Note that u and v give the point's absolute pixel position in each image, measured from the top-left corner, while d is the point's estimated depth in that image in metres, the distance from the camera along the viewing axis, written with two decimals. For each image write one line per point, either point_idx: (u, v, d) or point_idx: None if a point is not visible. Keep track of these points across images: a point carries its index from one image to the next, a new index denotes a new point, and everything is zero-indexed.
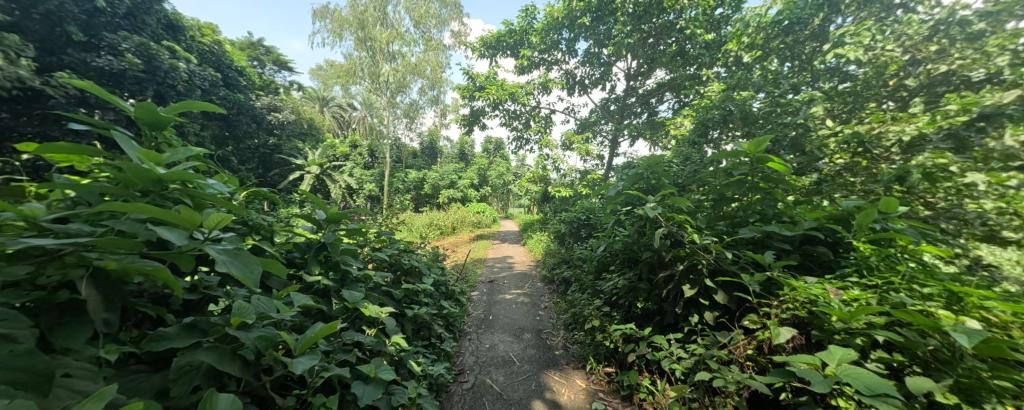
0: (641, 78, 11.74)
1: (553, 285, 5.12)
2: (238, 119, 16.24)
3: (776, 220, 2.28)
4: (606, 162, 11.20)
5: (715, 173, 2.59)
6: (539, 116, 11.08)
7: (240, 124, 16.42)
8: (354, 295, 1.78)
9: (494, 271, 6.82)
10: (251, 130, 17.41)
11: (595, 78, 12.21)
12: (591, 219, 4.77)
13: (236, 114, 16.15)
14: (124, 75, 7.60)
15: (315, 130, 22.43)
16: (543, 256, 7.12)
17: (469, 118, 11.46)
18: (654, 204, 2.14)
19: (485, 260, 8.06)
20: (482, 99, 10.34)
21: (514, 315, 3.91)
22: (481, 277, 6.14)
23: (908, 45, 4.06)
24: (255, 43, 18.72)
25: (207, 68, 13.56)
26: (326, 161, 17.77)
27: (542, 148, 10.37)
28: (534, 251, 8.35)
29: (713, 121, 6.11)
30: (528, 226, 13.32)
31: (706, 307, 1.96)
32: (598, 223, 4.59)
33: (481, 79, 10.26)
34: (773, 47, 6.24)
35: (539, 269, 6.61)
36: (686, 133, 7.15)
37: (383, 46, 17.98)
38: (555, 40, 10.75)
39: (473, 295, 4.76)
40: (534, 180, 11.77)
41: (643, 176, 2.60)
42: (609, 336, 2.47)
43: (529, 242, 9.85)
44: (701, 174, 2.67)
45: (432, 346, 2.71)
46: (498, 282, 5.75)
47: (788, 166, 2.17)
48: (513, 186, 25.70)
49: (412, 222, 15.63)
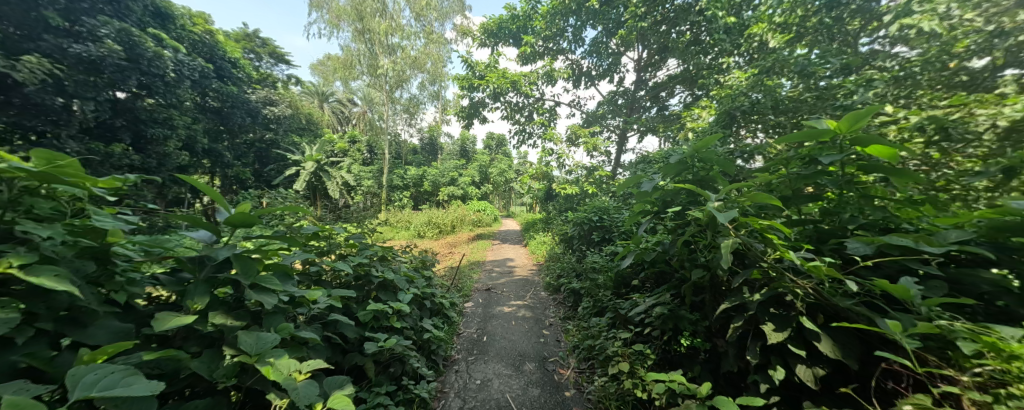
0: (652, 70, 11.11)
1: (559, 295, 4.46)
2: (233, 113, 15.68)
3: (883, 227, 1.61)
4: (613, 159, 10.55)
5: (787, 160, 1.90)
6: (543, 108, 10.41)
7: (235, 118, 15.84)
8: (259, 344, 1.16)
9: (492, 276, 6.15)
10: (246, 123, 16.86)
11: (603, 69, 11.52)
12: (603, 220, 4.11)
13: (230, 107, 15.60)
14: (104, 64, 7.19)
15: (314, 125, 21.91)
16: (545, 260, 6.50)
17: (469, 110, 10.79)
18: (717, 203, 1.47)
19: (484, 262, 7.47)
20: (483, 89, 9.68)
21: (512, 336, 3.25)
22: (478, 283, 5.52)
23: (991, 13, 3.36)
24: (250, 35, 18.08)
25: (198, 59, 12.95)
26: (324, 157, 17.23)
27: (545, 142, 9.73)
28: (536, 254, 7.68)
29: (739, 111, 5.44)
30: (530, 226, 12.69)
31: (802, 361, 1.31)
32: (614, 225, 3.91)
33: (483, 69, 9.58)
34: (810, 27, 5.54)
35: (542, 274, 5.94)
36: (705, 125, 6.51)
37: (382, 38, 17.34)
38: (561, 27, 10.11)
39: (466, 308, 4.10)
40: (537, 177, 11.12)
41: (686, 166, 1.93)
42: (640, 383, 1.84)
43: (531, 243, 9.25)
44: (766, 164, 1.98)
45: (404, 389, 2.09)
46: (495, 290, 5.09)
47: (900, 152, 1.54)
48: (515, 183, 25.08)
49: (410, 220, 15.06)
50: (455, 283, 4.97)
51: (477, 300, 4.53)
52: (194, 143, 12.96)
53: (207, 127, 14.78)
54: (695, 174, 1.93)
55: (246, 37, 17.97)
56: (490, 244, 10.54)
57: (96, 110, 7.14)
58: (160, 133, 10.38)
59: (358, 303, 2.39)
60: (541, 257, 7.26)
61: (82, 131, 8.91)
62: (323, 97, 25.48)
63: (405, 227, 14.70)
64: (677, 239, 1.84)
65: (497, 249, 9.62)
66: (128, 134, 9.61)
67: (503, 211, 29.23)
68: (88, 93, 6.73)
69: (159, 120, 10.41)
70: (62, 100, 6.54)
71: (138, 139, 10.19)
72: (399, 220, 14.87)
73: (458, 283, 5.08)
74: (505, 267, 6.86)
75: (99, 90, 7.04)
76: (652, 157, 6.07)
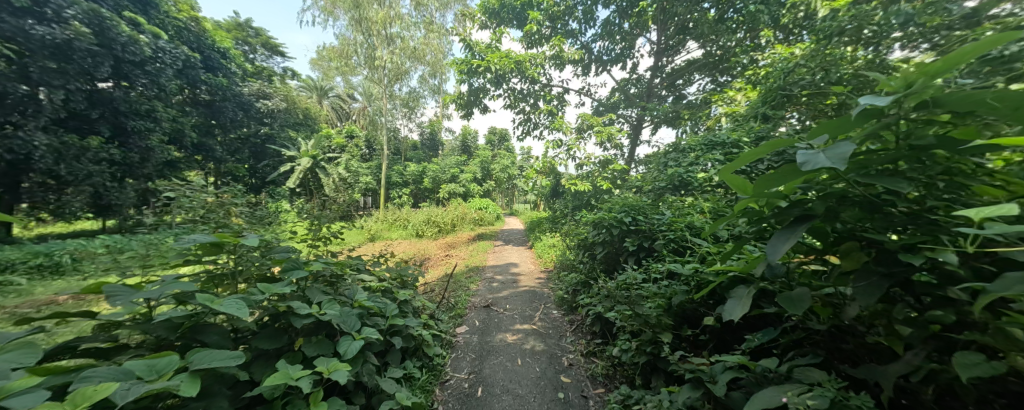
0: (669, 54, 10.10)
1: (577, 318, 3.52)
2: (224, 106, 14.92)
3: None
4: (628, 152, 9.59)
5: None
6: (550, 95, 9.45)
7: (226, 112, 15.07)
8: None
9: (493, 286, 5.22)
10: (239, 118, 16.07)
11: (615, 54, 10.53)
12: (637, 222, 3.05)
13: (220, 101, 14.81)
14: (71, 45, 7.42)
15: (312, 120, 21.02)
16: (556, 267, 5.59)
17: (468, 98, 9.81)
18: None
19: (484, 268, 6.58)
20: (484, 72, 8.71)
21: (517, 388, 2.35)
22: (474, 296, 4.59)
23: None
24: (242, 24, 17.20)
25: (183, 48, 11.98)
26: (319, 153, 16.49)
27: (553, 133, 8.77)
28: (544, 259, 6.75)
29: (797, 88, 4.44)
30: (536, 226, 11.76)
31: None
32: (647, 229, 2.97)
33: (484, 49, 8.58)
34: None
35: (552, 285, 5.00)
36: (742, 110, 5.55)
37: (380, 28, 16.38)
38: (570, 5, 9.14)
39: (456, 336, 3.16)
40: (543, 172, 10.17)
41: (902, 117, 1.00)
42: None
43: (537, 245, 8.38)
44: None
45: None
46: (495, 306, 4.15)
47: None
48: (518, 180, 24.10)
49: (408, 218, 14.19)
50: (446, 301, 4.01)
51: (472, 324, 3.58)
52: (183, 138, 12.14)
53: (196, 121, 13.98)
54: (919, 133, 1.00)
55: (237, 27, 17.06)
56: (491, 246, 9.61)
57: (66, 97, 7.79)
58: (141, 125, 9.55)
59: (269, 363, 1.50)
60: (551, 263, 6.31)
61: (56, 123, 8.18)
62: (321, 92, 24.68)
63: (404, 226, 13.89)
64: (877, 282, 1.03)
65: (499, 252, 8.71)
66: (107, 128, 8.83)
67: (505, 208, 28.42)
68: (54, 80, 7.38)
69: (140, 111, 9.60)
70: (28, 88, 7.14)
71: (117, 133, 9.31)
72: (397, 220, 14.04)
73: (448, 300, 4.12)
74: (509, 275, 5.92)
75: (67, 79, 7.70)
76: (684, 142, 5.06)
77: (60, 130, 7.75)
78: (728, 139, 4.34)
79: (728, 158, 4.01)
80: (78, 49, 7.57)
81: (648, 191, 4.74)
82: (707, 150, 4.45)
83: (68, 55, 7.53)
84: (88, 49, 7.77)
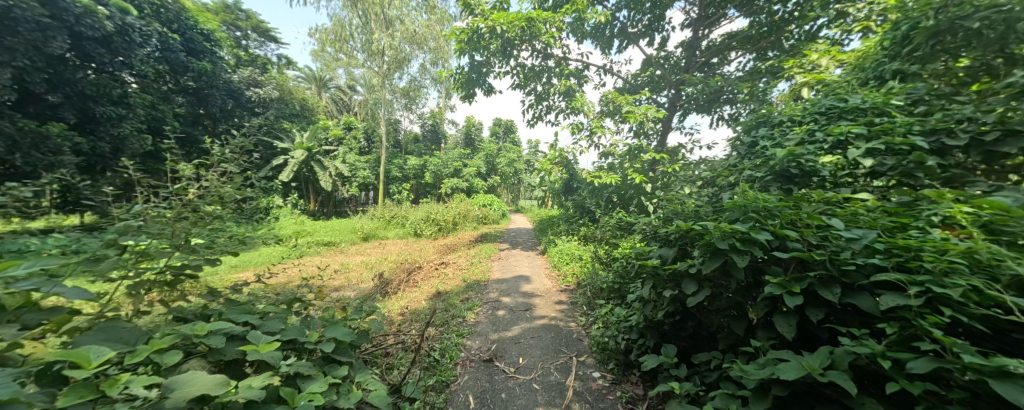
0: (707, 24, 8.57)
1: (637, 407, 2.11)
2: (212, 94, 13.43)
3: None
4: (659, 141, 8.12)
5: None
6: (568, 71, 7.94)
7: (215, 100, 13.56)
8: None
9: (498, 316, 3.77)
10: (228, 108, 14.45)
11: (643, 26, 8.99)
12: (782, 241, 1.55)
13: (208, 88, 13.32)
14: (13, 15, 6.31)
15: (309, 111, 19.66)
16: (583, 289, 4.20)
17: (469, 76, 8.30)
18: None
19: (486, 282, 5.21)
20: (492, 42, 7.21)
21: None
22: (468, 337, 3.21)
23: None
24: (230, 6, 15.79)
25: (155, 24, 10.54)
26: (315, 145, 15.57)
27: (573, 113, 7.24)
28: (564, 273, 5.30)
29: (971, 23, 2.83)
30: (548, 228, 10.30)
31: None
32: (816, 259, 1.43)
33: (489, 10, 7.08)
34: None
35: (581, 319, 3.57)
36: (842, 75, 4.03)
37: (378, 9, 14.89)
38: None
39: None
40: (558, 163, 8.71)
41: None
42: None
43: (551, 251, 6.98)
44: None
45: None
46: (500, 361, 2.74)
47: None
48: (525, 175, 22.63)
49: (407, 215, 12.85)
50: (423, 356, 2.64)
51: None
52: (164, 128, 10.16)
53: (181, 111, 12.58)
54: None
55: (225, 9, 15.61)
56: (496, 251, 8.16)
57: (16, 78, 6.64)
58: (112, 111, 8.07)
59: None
60: (575, 280, 4.84)
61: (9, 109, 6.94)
62: (320, 83, 23.39)
63: (401, 224, 12.76)
64: None
65: (505, 258, 7.27)
66: (72, 114, 7.45)
67: (511, 205, 26.94)
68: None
69: (114, 97, 8.18)
70: None
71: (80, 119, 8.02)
72: (396, 218, 12.75)
73: (428, 356, 2.72)
74: (519, 297, 4.46)
75: (15, 55, 6.44)
76: (772, 114, 3.52)
77: (16, 114, 6.39)
78: (864, 102, 2.75)
79: (874, 131, 2.48)
80: (26, 20, 6.46)
81: (724, 186, 3.21)
82: (822, 121, 2.91)
83: (14, 28, 6.40)
84: (36, 22, 6.68)
